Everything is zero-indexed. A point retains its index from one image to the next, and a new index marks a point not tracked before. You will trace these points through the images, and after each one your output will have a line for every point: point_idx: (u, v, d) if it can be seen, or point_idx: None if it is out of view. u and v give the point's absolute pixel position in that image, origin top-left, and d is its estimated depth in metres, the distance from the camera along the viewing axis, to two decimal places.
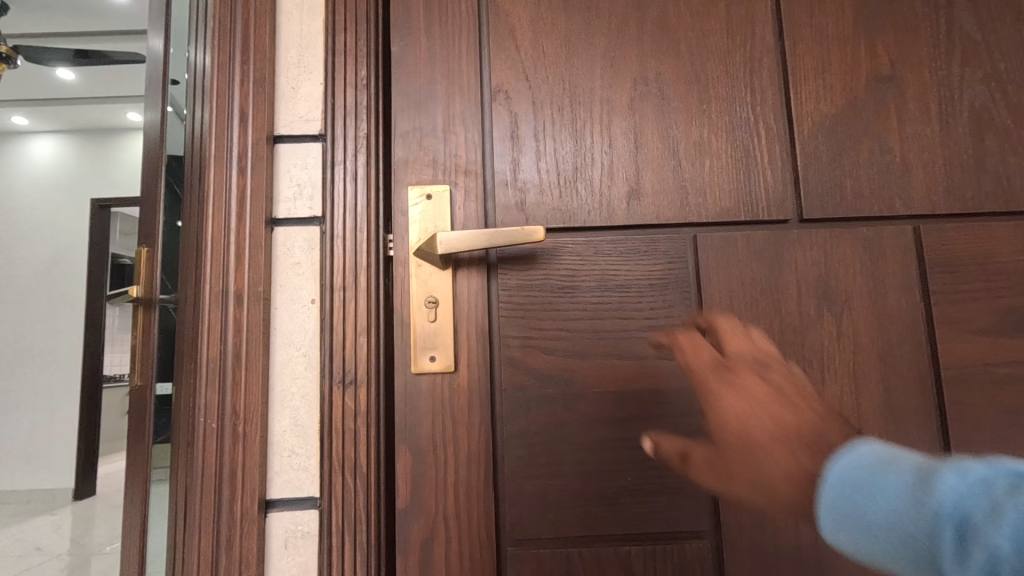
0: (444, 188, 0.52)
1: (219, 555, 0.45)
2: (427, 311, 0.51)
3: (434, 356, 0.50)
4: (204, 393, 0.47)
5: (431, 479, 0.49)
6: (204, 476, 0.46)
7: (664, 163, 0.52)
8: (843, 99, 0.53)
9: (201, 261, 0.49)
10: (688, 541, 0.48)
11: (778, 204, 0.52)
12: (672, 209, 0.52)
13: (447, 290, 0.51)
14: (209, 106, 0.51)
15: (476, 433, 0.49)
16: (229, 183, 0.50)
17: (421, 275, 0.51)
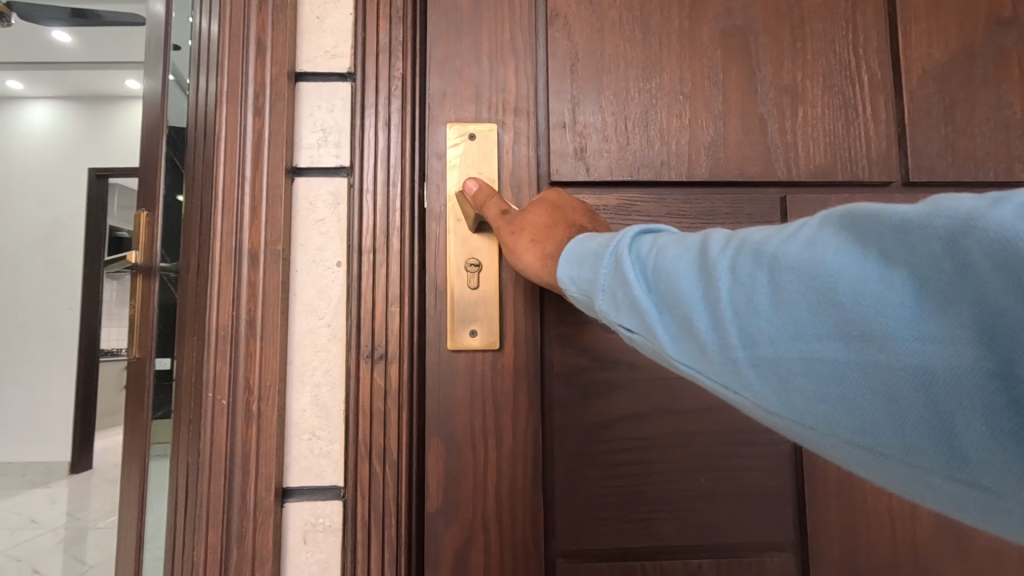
0: (490, 128, 0.47)
1: (229, 549, 0.40)
2: (468, 274, 0.45)
3: (474, 331, 0.45)
4: (212, 364, 0.41)
5: (468, 470, 0.44)
6: (212, 457, 0.40)
7: (751, 109, 0.48)
8: (958, 43, 0.49)
9: (212, 213, 0.42)
10: (768, 554, 0.44)
11: (881, 164, 0.49)
12: (759, 162, 0.47)
13: (491, 255, 0.45)
14: (220, 31, 0.44)
15: (521, 424, 0.44)
16: (243, 124, 0.43)
17: (463, 236, 0.45)
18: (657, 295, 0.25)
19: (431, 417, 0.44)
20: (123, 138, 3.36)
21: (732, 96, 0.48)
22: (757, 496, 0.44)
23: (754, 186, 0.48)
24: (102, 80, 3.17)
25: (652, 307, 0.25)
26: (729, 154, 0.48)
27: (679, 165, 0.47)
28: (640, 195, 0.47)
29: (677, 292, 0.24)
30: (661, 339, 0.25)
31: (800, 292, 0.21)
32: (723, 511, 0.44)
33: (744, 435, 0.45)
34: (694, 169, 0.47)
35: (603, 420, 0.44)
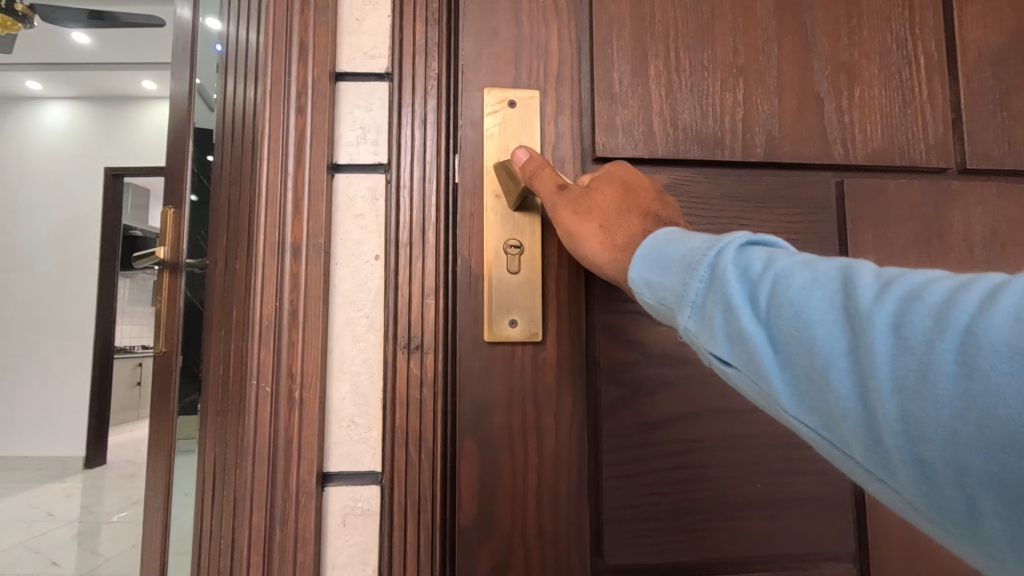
0: (531, 94, 0.46)
1: (273, 531, 0.41)
2: (508, 257, 0.44)
3: (514, 321, 0.44)
4: (256, 353, 0.43)
5: (507, 472, 0.43)
6: (256, 442, 0.42)
7: (807, 87, 0.49)
8: (1012, 30, 0.53)
9: (256, 207, 0.44)
10: (825, 561, 0.46)
11: (938, 151, 0.51)
12: (815, 142, 0.49)
13: (534, 236, 0.45)
14: (265, 33, 0.46)
15: (566, 431, 0.44)
16: (287, 121, 0.44)
17: (503, 216, 0.44)
18: (783, 333, 0.24)
19: (466, 423, 0.43)
20: (138, 138, 3.41)
21: (788, 75, 0.49)
22: (796, 499, 0.45)
23: (809, 168, 0.49)
24: (118, 81, 3.22)
25: (768, 344, 0.25)
26: (784, 132, 0.49)
27: (736, 145, 0.48)
28: (691, 175, 0.48)
29: (811, 336, 0.23)
30: (777, 378, 0.24)
31: (973, 363, 0.19)
32: (775, 516, 0.45)
33: (781, 427, 0.45)
34: (749, 148, 0.48)
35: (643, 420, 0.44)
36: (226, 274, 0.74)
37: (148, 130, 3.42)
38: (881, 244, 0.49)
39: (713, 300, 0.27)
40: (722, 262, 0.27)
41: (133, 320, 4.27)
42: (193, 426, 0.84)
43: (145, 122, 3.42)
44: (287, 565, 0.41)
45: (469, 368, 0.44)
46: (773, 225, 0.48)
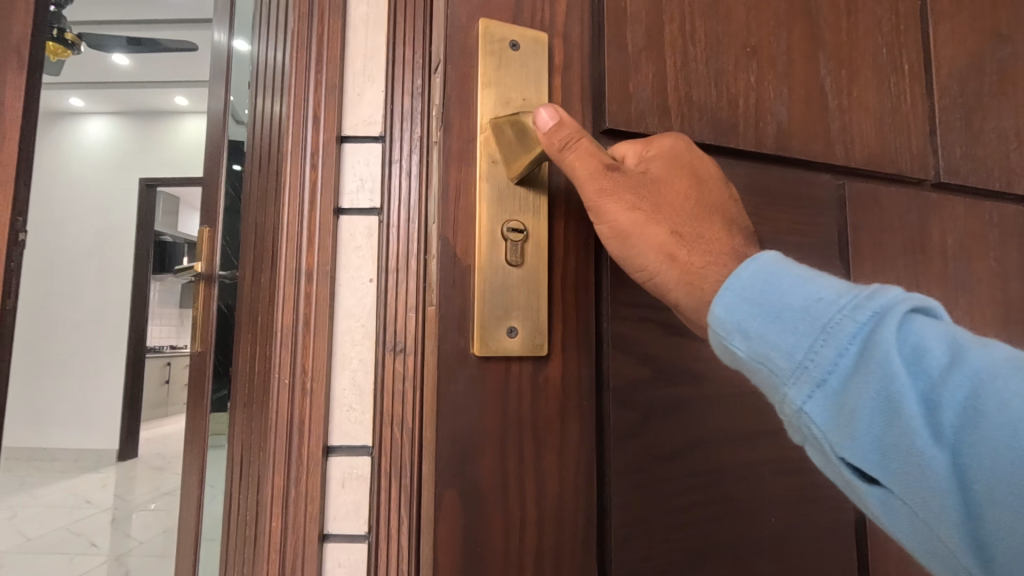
0: (535, 36, 0.32)
1: (289, 489, 0.54)
2: (508, 244, 0.30)
3: (513, 329, 0.30)
4: (278, 354, 0.56)
5: (499, 548, 0.28)
6: (278, 421, 0.55)
7: (813, 71, 0.39)
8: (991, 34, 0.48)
9: (280, 242, 0.57)
10: None
11: (922, 160, 0.44)
12: (820, 140, 0.39)
13: (542, 217, 0.31)
14: (288, 107, 0.59)
15: (571, 481, 0.30)
16: (303, 176, 0.58)
17: (502, 189, 0.30)
18: (987, 466, 0.20)
19: (444, 464, 0.29)
20: (171, 150, 3.64)
21: (797, 62, 0.39)
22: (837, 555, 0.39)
23: (812, 168, 0.40)
24: (152, 98, 3.45)
25: (956, 478, 0.20)
26: (794, 120, 0.39)
27: (747, 134, 0.37)
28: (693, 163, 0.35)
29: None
30: (957, 516, 0.20)
31: None
32: None
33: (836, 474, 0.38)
34: (758, 140, 0.37)
35: (685, 468, 0.31)
36: (253, 286, 0.88)
37: (179, 142, 3.64)
38: (883, 264, 0.41)
39: (878, 396, 0.21)
40: (881, 335, 0.22)
41: (163, 321, 4.51)
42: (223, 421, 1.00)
43: (176, 134, 3.63)
44: (300, 516, 0.54)
45: (454, 389, 0.29)
46: (780, 232, 0.38)
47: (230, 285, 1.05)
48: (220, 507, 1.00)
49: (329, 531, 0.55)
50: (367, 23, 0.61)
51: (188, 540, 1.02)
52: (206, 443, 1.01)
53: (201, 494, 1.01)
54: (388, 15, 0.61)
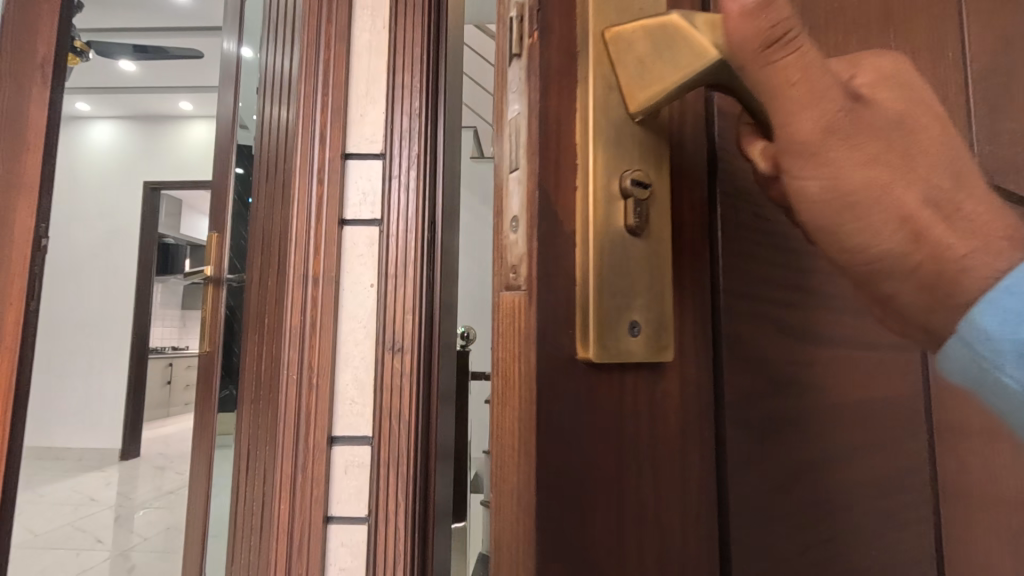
0: None
1: (297, 474, 0.60)
2: (625, 189, 0.17)
3: (636, 326, 0.17)
4: (287, 352, 0.62)
5: None
6: (286, 414, 0.61)
7: None
8: None
9: (289, 250, 0.63)
10: None
11: None
12: None
13: (662, 164, 0.18)
14: (296, 128, 0.65)
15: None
16: (310, 190, 0.64)
17: (611, 100, 0.17)
18: None
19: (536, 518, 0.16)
20: (176, 154, 3.70)
21: None
22: None
23: None
24: (158, 103, 3.50)
25: None
26: None
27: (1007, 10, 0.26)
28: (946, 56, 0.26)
29: None
30: None
31: None
32: None
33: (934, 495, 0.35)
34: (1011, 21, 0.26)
35: (794, 464, 0.20)
36: (260, 290, 0.94)
37: (185, 147, 3.70)
38: None
39: None
40: None
41: (166, 323, 4.57)
42: None
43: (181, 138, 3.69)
44: (306, 500, 0.59)
45: (564, 413, 0.16)
46: None
47: (237, 289, 1.12)
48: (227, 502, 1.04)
49: (331, 514, 0.60)
50: (369, 50, 0.67)
51: (195, 535, 1.06)
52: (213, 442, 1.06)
53: (209, 491, 1.05)
54: (389, 43, 0.67)
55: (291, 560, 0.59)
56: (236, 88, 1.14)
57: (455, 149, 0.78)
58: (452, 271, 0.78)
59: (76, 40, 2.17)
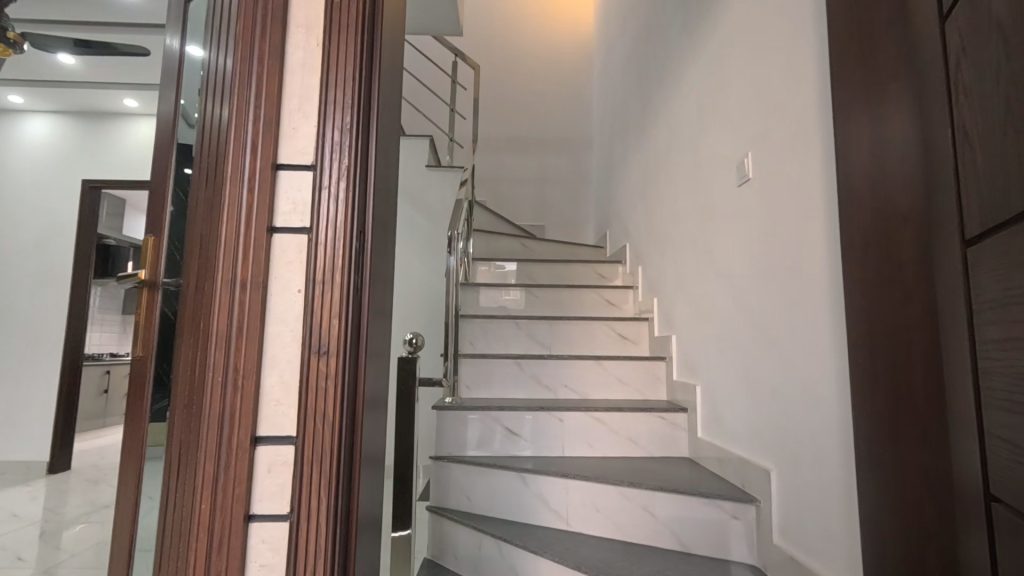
0: None
1: (219, 473, 0.61)
2: None
3: None
4: (213, 354, 0.63)
5: None
6: (210, 414, 0.62)
7: None
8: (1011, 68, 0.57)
9: (219, 255, 0.65)
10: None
11: None
12: None
13: None
14: (227, 137, 0.67)
15: None
16: (240, 197, 0.66)
17: None
18: None
19: None
20: (120, 152, 3.55)
21: None
22: None
23: None
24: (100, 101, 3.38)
25: None
26: None
27: None
28: None
29: None
30: None
31: None
32: None
33: None
34: None
35: None
36: (197, 294, 0.93)
37: (129, 146, 3.57)
38: None
39: None
40: None
41: (104, 329, 4.34)
42: (160, 432, 1.02)
43: (127, 138, 3.57)
44: (228, 498, 0.61)
45: None
46: None
47: (173, 292, 1.08)
48: (155, 519, 1.01)
49: (254, 512, 0.62)
50: (303, 67, 0.70)
51: (121, 546, 1.04)
52: (143, 453, 1.04)
53: (136, 504, 1.03)
54: (322, 61, 0.70)
55: (212, 557, 0.60)
56: (178, 88, 1.13)
57: (389, 161, 0.81)
58: (383, 278, 0.81)
59: (10, 32, 2.09)
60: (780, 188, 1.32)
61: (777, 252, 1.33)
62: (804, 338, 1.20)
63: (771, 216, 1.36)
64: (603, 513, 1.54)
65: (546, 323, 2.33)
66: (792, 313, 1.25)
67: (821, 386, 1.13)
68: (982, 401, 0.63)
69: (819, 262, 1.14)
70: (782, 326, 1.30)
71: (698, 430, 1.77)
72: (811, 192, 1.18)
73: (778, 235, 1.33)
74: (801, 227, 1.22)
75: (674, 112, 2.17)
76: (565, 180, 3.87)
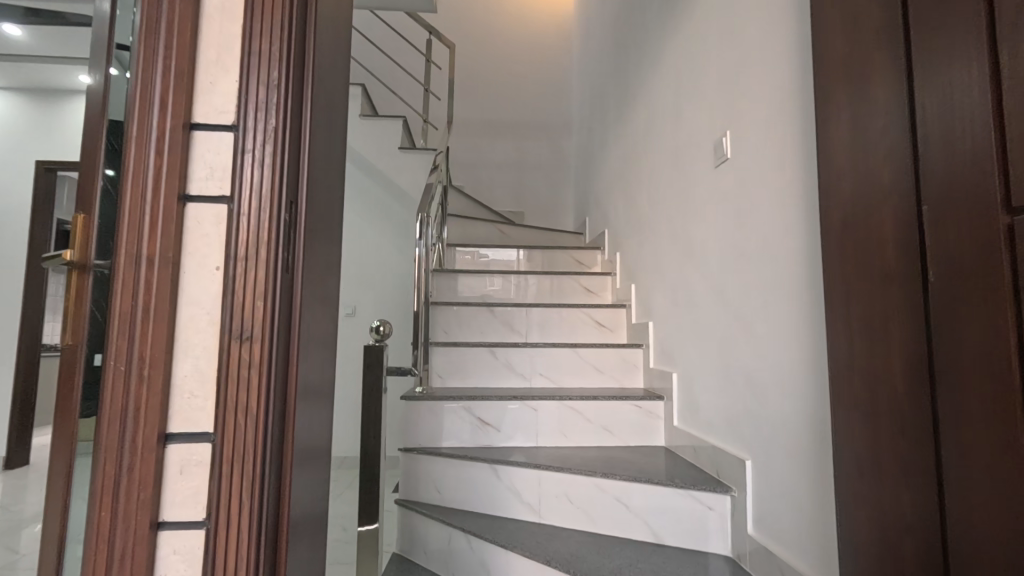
0: None
1: (121, 476, 0.53)
2: None
3: None
4: (114, 340, 0.55)
5: None
6: (110, 410, 0.54)
7: None
8: None
9: (121, 227, 0.56)
10: None
11: None
12: None
13: None
14: (131, 90, 0.58)
15: None
16: (148, 162, 0.57)
17: None
18: None
19: None
20: None
21: None
22: None
23: None
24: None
25: None
26: None
27: None
28: None
29: None
30: None
31: None
32: None
33: None
34: None
35: None
36: None
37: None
38: None
39: None
40: None
41: None
42: None
43: None
44: (130, 505, 0.53)
45: None
46: None
47: None
48: None
49: (163, 520, 0.55)
50: (222, 14, 0.61)
51: None
52: None
53: None
54: (244, 7, 0.61)
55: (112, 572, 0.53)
56: None
57: (328, 126, 0.73)
58: (321, 255, 0.73)
59: None
60: (758, 167, 1.26)
61: (754, 235, 1.28)
62: (781, 324, 1.15)
63: (749, 197, 1.30)
64: (576, 504, 1.49)
65: (522, 311, 2.27)
66: (769, 299, 1.20)
67: (798, 374, 1.09)
68: (1005, 394, 0.58)
69: (797, 245, 1.09)
70: (758, 311, 1.25)
71: (674, 418, 1.73)
72: (790, 172, 1.12)
73: (755, 217, 1.27)
74: (778, 209, 1.17)
75: (653, 93, 2.10)
76: (544, 166, 3.80)
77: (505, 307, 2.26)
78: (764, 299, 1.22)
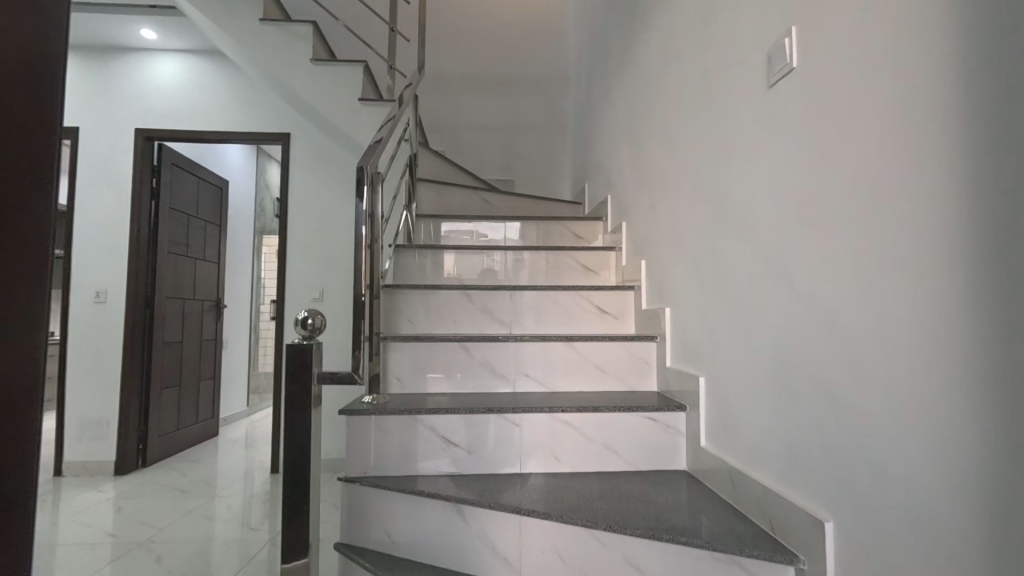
0: None
1: None
2: None
3: None
4: None
5: None
6: None
7: None
8: None
9: None
10: None
11: None
12: None
13: None
14: None
15: None
16: None
17: None
18: None
19: None
20: None
21: None
22: None
23: None
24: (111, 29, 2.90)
25: None
26: None
27: None
28: None
29: None
30: None
31: None
32: None
33: None
34: None
35: None
36: None
37: (149, 89, 3.13)
38: None
39: None
40: None
41: None
42: None
43: None
44: None
45: None
46: None
47: None
48: None
49: None
50: None
51: None
52: None
53: None
54: None
55: None
56: None
57: None
58: None
59: None
60: (863, 75, 0.82)
61: (855, 182, 0.84)
62: (920, 320, 0.72)
63: (845, 124, 0.86)
64: (572, 564, 1.08)
65: (506, 295, 1.84)
66: (892, 283, 0.77)
67: (965, 406, 0.66)
68: None
69: (967, 191, 0.65)
70: (864, 299, 0.82)
71: (702, 438, 1.31)
72: (944, 71, 0.68)
73: (860, 154, 0.83)
74: (917, 138, 0.72)
75: (670, 13, 1.63)
76: (537, 128, 3.32)
77: (484, 290, 1.83)
78: (880, 283, 0.79)
